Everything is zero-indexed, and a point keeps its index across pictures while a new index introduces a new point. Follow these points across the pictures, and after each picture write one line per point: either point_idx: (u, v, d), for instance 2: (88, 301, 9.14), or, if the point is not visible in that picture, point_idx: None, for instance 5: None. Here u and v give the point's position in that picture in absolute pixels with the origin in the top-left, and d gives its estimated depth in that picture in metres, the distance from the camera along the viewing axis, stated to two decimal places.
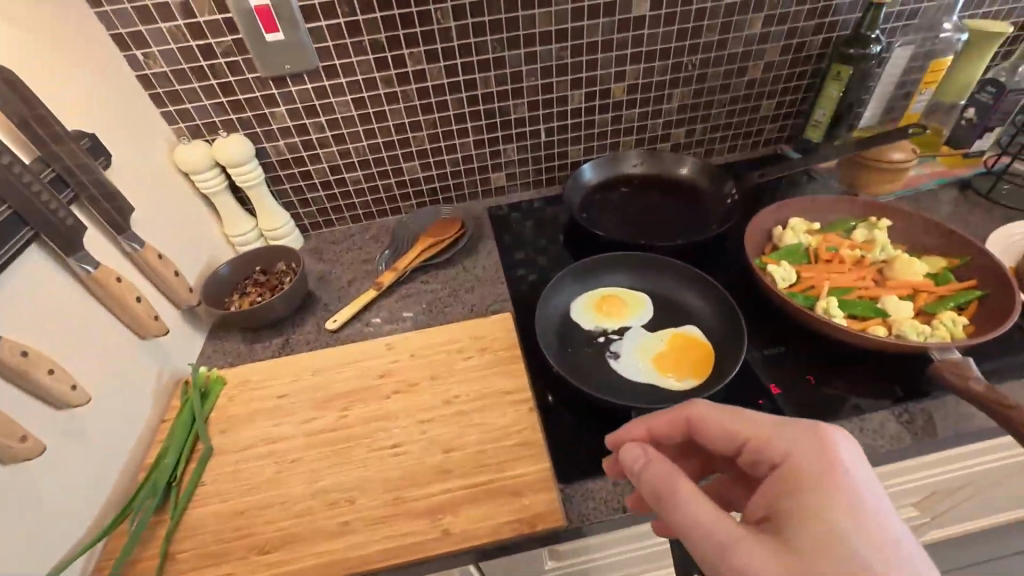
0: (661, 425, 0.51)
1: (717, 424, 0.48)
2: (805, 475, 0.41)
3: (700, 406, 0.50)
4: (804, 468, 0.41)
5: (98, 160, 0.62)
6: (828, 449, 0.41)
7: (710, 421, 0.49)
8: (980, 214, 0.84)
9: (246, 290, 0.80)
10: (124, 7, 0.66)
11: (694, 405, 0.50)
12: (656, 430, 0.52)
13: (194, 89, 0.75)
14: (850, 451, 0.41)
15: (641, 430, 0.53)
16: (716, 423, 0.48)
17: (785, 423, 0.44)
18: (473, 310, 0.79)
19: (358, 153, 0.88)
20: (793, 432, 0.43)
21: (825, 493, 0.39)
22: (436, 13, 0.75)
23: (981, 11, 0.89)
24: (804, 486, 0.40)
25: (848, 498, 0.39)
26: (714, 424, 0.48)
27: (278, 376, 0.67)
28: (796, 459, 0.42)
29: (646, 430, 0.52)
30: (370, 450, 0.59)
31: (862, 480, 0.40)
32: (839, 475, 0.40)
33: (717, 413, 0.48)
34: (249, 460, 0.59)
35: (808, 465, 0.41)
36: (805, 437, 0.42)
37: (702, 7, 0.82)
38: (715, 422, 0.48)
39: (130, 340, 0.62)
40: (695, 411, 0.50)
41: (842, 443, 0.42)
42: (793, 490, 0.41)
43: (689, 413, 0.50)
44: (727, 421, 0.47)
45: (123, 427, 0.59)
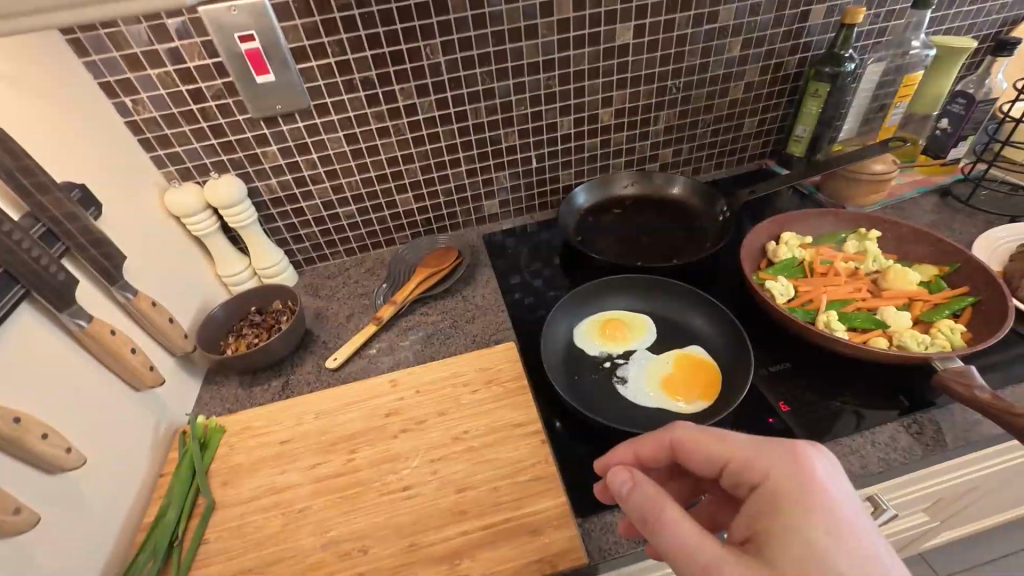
0: (648, 450, 0.50)
1: (698, 445, 0.46)
2: (783, 495, 0.39)
3: (682, 427, 0.48)
4: (783, 488, 0.40)
5: (89, 210, 0.61)
6: (805, 466, 0.40)
7: (691, 443, 0.47)
8: (961, 220, 0.86)
9: (242, 332, 0.78)
10: (113, 56, 0.66)
11: (677, 427, 0.48)
12: (643, 455, 0.50)
13: (184, 132, 0.75)
14: (828, 468, 0.40)
15: (629, 454, 0.51)
16: (696, 445, 0.47)
17: (762, 440, 0.43)
18: (475, 340, 0.79)
19: (350, 187, 0.88)
20: (770, 449, 0.42)
21: (804, 513, 0.38)
22: (425, 49, 0.76)
23: (944, 27, 0.93)
24: (784, 506, 0.39)
25: (826, 518, 0.37)
26: (696, 445, 0.47)
27: (280, 421, 0.66)
28: (774, 479, 0.40)
29: (633, 454, 0.51)
30: (380, 494, 0.57)
31: (840, 497, 0.38)
32: (817, 493, 0.38)
33: (697, 434, 0.47)
34: (255, 513, 0.57)
35: (787, 483, 0.40)
36: (781, 454, 0.41)
37: (682, 33, 0.85)
38: (696, 443, 0.47)
39: (124, 394, 0.60)
40: (678, 433, 0.48)
41: (819, 460, 0.40)
42: (773, 510, 0.39)
43: (672, 435, 0.48)
44: (707, 442, 0.46)
45: (120, 485, 0.57)
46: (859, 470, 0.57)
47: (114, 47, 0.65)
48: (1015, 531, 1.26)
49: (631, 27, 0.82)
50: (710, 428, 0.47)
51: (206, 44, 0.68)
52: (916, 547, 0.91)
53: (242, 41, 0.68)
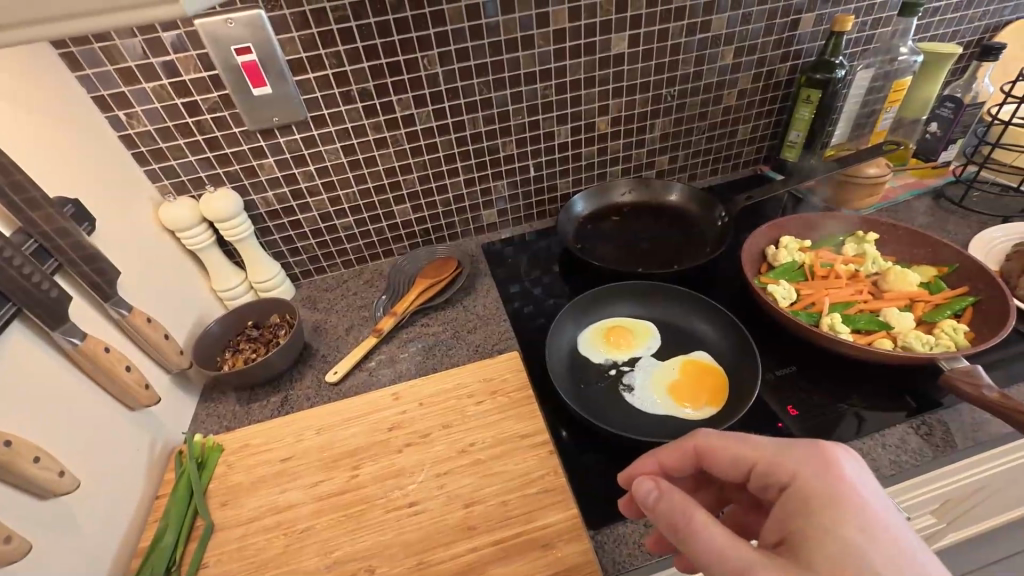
0: (671, 459, 0.49)
1: (723, 451, 0.46)
2: (814, 496, 0.39)
3: (706, 434, 0.47)
4: (812, 488, 0.39)
5: (82, 225, 0.59)
6: (832, 466, 0.40)
7: (716, 449, 0.46)
8: (955, 221, 0.87)
9: (238, 347, 0.77)
10: (107, 70, 0.65)
11: (699, 434, 0.48)
12: (666, 464, 0.49)
13: (179, 146, 0.74)
14: (855, 467, 0.39)
15: (651, 464, 0.50)
16: (720, 451, 0.46)
17: (788, 442, 0.42)
18: (478, 351, 0.78)
19: (348, 199, 0.87)
20: (798, 451, 0.41)
21: (836, 512, 0.37)
22: (422, 60, 0.76)
23: (929, 34, 0.95)
24: (814, 506, 0.38)
25: (860, 516, 0.37)
26: (720, 451, 0.46)
27: (280, 437, 0.64)
28: (803, 480, 0.40)
29: (656, 464, 0.50)
30: (385, 511, 0.56)
31: (870, 495, 0.38)
32: (847, 494, 0.38)
33: (721, 440, 0.46)
34: (256, 534, 0.55)
35: (816, 483, 0.39)
36: (808, 454, 0.41)
37: (676, 42, 0.86)
38: (720, 449, 0.46)
39: (118, 413, 0.58)
40: (701, 440, 0.47)
41: (846, 459, 0.40)
42: (805, 513, 0.39)
43: (695, 442, 0.47)
44: (733, 446, 0.45)
45: (114, 509, 0.55)
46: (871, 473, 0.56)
47: (108, 61, 0.65)
48: None
49: (626, 36, 0.83)
50: (733, 432, 0.47)
51: (202, 57, 0.68)
52: None
53: (238, 54, 0.68)
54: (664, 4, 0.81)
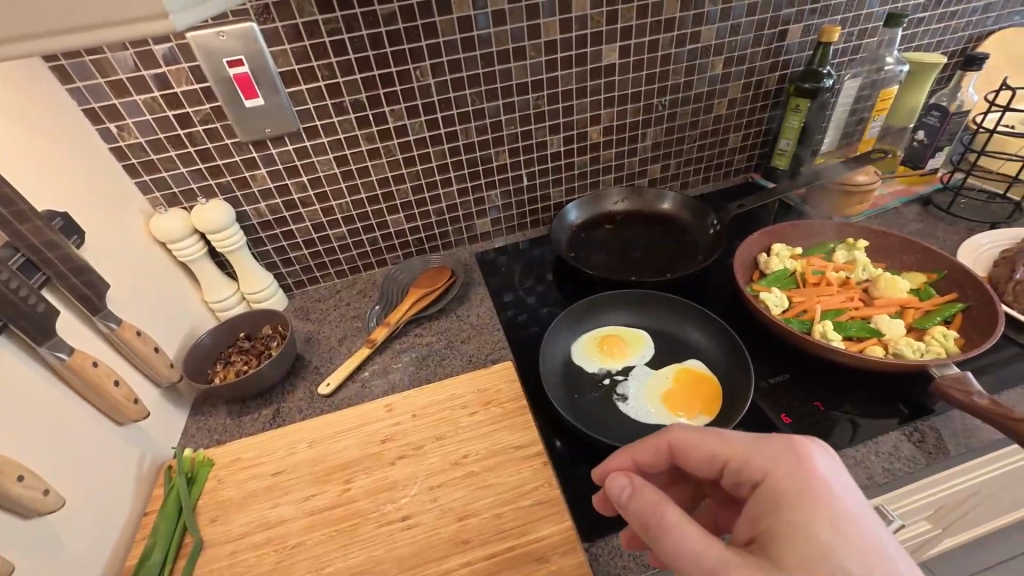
0: (645, 455, 0.49)
1: (697, 446, 0.46)
2: (786, 493, 0.39)
3: (681, 430, 0.47)
4: (785, 484, 0.39)
5: (71, 239, 0.59)
6: (805, 462, 0.39)
7: (691, 445, 0.46)
8: (944, 228, 0.88)
9: (230, 359, 0.76)
10: (99, 82, 0.65)
11: (675, 429, 0.48)
12: (641, 461, 0.49)
13: (171, 157, 0.74)
14: (829, 462, 0.39)
15: (626, 461, 0.50)
16: (695, 447, 0.46)
17: (762, 438, 0.42)
18: (472, 360, 0.77)
19: (341, 209, 0.87)
20: (771, 447, 0.41)
21: (807, 509, 0.37)
22: (415, 71, 0.77)
23: (914, 45, 0.97)
24: (786, 503, 0.38)
25: (831, 513, 0.36)
26: (694, 447, 0.46)
27: (272, 451, 0.63)
28: (775, 477, 0.40)
29: (631, 461, 0.50)
30: (378, 525, 0.55)
31: (841, 490, 0.38)
32: (819, 489, 0.38)
33: (695, 436, 0.46)
34: (246, 551, 0.54)
35: (789, 479, 0.39)
36: (781, 450, 0.41)
37: (667, 52, 0.87)
38: (694, 445, 0.46)
39: (106, 428, 0.57)
40: (676, 435, 0.47)
41: (819, 454, 0.40)
42: (776, 509, 0.38)
43: (670, 438, 0.47)
44: (706, 442, 0.45)
45: (101, 526, 0.54)
46: (865, 480, 0.56)
47: (100, 74, 0.64)
48: None
49: (617, 47, 0.84)
50: (708, 427, 0.47)
51: (193, 69, 0.68)
52: (920, 555, 0.91)
53: (230, 66, 0.68)
54: (654, 15, 0.82)
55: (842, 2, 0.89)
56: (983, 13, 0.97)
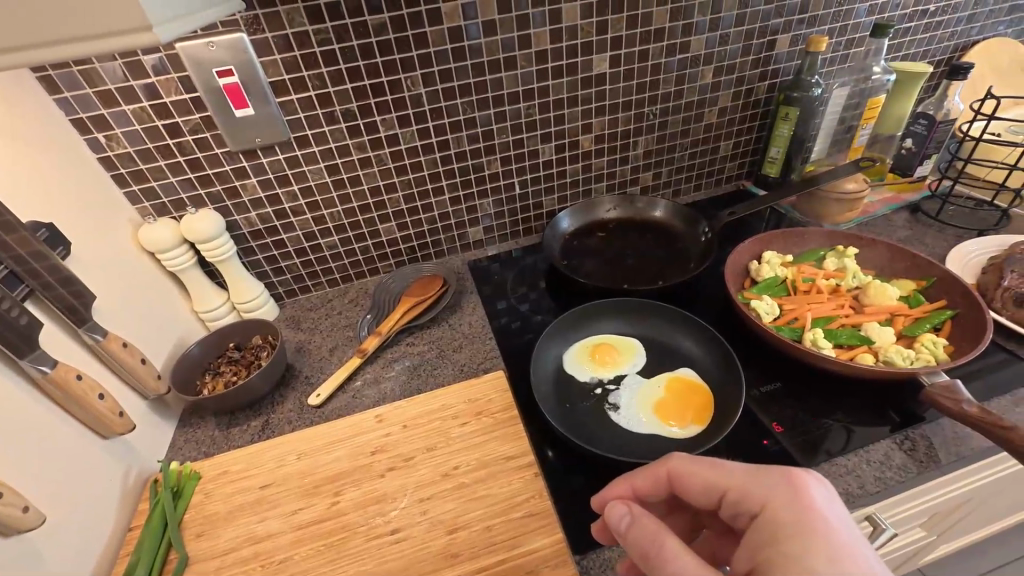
0: (644, 483, 0.48)
1: (695, 476, 0.45)
2: (784, 524, 0.38)
3: (678, 458, 0.47)
4: (783, 516, 0.39)
5: (57, 250, 0.58)
6: (802, 493, 0.39)
7: (689, 474, 0.46)
8: (932, 235, 0.89)
9: (219, 370, 0.75)
10: (87, 93, 0.65)
11: (673, 457, 0.47)
12: (640, 489, 0.48)
13: (160, 167, 0.73)
14: (826, 494, 0.39)
15: (624, 489, 0.49)
16: (693, 477, 0.45)
17: (759, 468, 0.42)
18: (463, 370, 0.77)
19: (333, 218, 0.87)
20: (768, 477, 0.41)
21: (805, 540, 0.37)
22: (406, 81, 0.77)
23: (900, 54, 0.98)
24: (784, 534, 0.38)
25: (829, 545, 0.36)
26: (693, 477, 0.45)
27: (259, 464, 0.62)
28: (773, 508, 0.40)
29: (629, 489, 0.49)
30: (367, 539, 0.54)
31: (839, 523, 0.37)
32: (816, 521, 0.38)
33: (693, 466, 0.46)
34: (232, 567, 0.53)
35: (786, 511, 0.39)
36: (777, 480, 0.40)
37: (657, 62, 0.87)
38: (693, 475, 0.45)
39: (90, 443, 0.56)
40: (675, 463, 0.47)
41: (815, 485, 0.40)
42: (774, 541, 0.38)
43: (669, 466, 0.47)
44: (704, 472, 0.45)
45: (84, 542, 0.53)
46: (857, 490, 0.56)
47: (87, 84, 0.64)
48: (1011, 538, 1.26)
49: (607, 57, 0.85)
50: (706, 457, 0.46)
51: (183, 79, 0.68)
52: (914, 562, 0.91)
53: (220, 76, 0.68)
54: (644, 25, 0.83)
55: (829, 12, 0.90)
56: (968, 22, 0.99)
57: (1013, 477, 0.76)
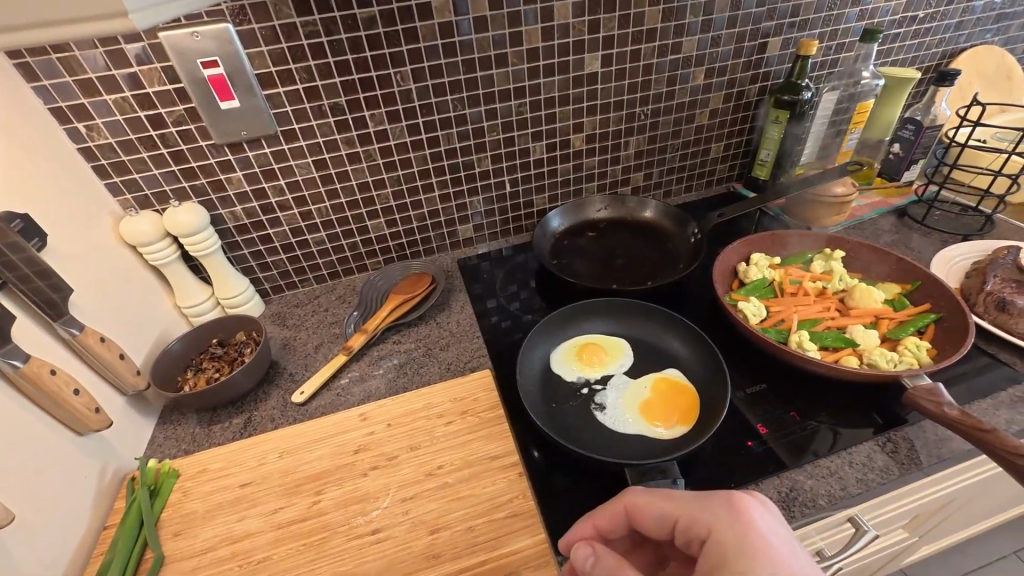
0: (606, 522, 0.47)
1: (651, 508, 0.45)
2: (729, 547, 0.38)
3: (636, 492, 0.47)
4: (728, 539, 0.39)
5: (31, 242, 0.57)
6: (743, 514, 0.40)
7: (646, 506, 0.45)
8: (918, 239, 0.89)
9: (201, 366, 0.74)
10: (66, 81, 0.63)
11: (631, 491, 0.47)
12: (603, 528, 0.48)
13: (142, 158, 0.72)
14: (765, 513, 0.40)
15: (588, 529, 0.48)
16: (648, 509, 0.45)
17: (703, 494, 0.42)
18: (450, 368, 0.76)
19: (320, 214, 0.86)
20: (710, 502, 0.41)
21: (749, 561, 0.37)
22: (396, 76, 0.76)
23: (890, 60, 0.99)
24: (729, 558, 0.38)
25: (771, 563, 0.36)
26: (649, 508, 0.45)
27: (240, 462, 0.61)
28: (717, 532, 0.40)
29: (592, 529, 0.48)
30: (348, 539, 0.53)
31: (779, 541, 0.38)
32: (757, 541, 0.38)
33: (650, 497, 0.45)
34: (208, 567, 0.52)
35: (729, 533, 0.39)
36: (721, 503, 0.41)
37: (648, 62, 0.87)
38: (649, 506, 0.45)
39: (64, 439, 0.55)
40: (632, 497, 0.46)
41: (758, 508, 0.40)
42: (721, 566, 0.38)
43: (627, 500, 0.47)
44: (658, 503, 0.45)
45: (62, 539, 0.52)
46: (840, 491, 0.56)
47: (67, 72, 0.62)
48: (992, 538, 1.28)
49: (599, 56, 0.84)
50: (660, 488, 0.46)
51: (167, 69, 0.66)
52: (897, 563, 0.91)
53: (205, 67, 0.67)
54: (635, 25, 0.82)
55: (820, 16, 0.90)
56: (956, 30, 1.00)
57: (994, 480, 0.77)
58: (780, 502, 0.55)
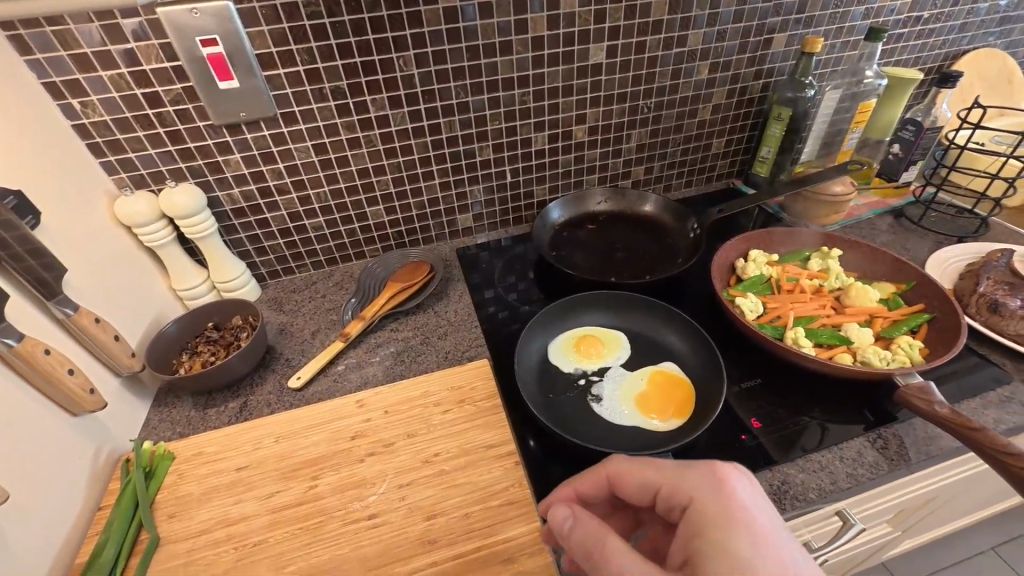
0: (586, 487, 0.48)
1: (633, 476, 0.46)
2: (710, 516, 0.39)
3: (617, 460, 0.47)
4: (710, 508, 0.40)
5: (25, 220, 0.56)
6: (726, 486, 0.40)
7: (628, 473, 0.46)
8: (914, 240, 0.90)
9: (196, 350, 0.74)
10: (61, 55, 0.62)
11: (613, 460, 0.47)
12: (583, 492, 0.48)
13: (138, 137, 0.70)
14: (748, 486, 0.40)
15: (568, 492, 0.49)
16: (630, 476, 0.46)
17: (688, 464, 0.43)
18: (448, 357, 0.76)
19: (319, 199, 0.85)
20: (695, 474, 0.42)
21: (729, 531, 0.38)
22: (398, 60, 0.75)
23: (893, 60, 0.99)
24: (710, 527, 0.39)
25: (749, 534, 0.37)
26: (631, 476, 0.46)
27: (236, 445, 0.61)
28: (699, 501, 0.40)
29: (573, 492, 0.49)
30: (344, 523, 0.53)
31: (759, 512, 0.38)
32: (738, 512, 0.38)
33: (632, 465, 0.46)
34: (204, 549, 0.52)
35: (711, 503, 0.40)
36: (704, 474, 0.41)
37: (653, 55, 0.87)
38: (630, 474, 0.46)
39: (58, 419, 0.55)
40: (615, 465, 0.47)
41: (740, 480, 0.40)
42: (701, 534, 0.39)
43: (609, 469, 0.47)
44: (641, 471, 0.45)
45: (55, 519, 0.52)
46: (829, 485, 0.57)
47: (62, 46, 0.61)
48: (974, 533, 1.31)
49: (604, 47, 0.84)
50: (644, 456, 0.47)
51: (165, 47, 0.65)
52: (880, 557, 0.94)
53: (203, 46, 0.65)
54: (642, 17, 0.82)
55: (826, 13, 0.90)
56: (959, 31, 1.00)
57: (977, 477, 0.79)
58: (772, 495, 0.56)
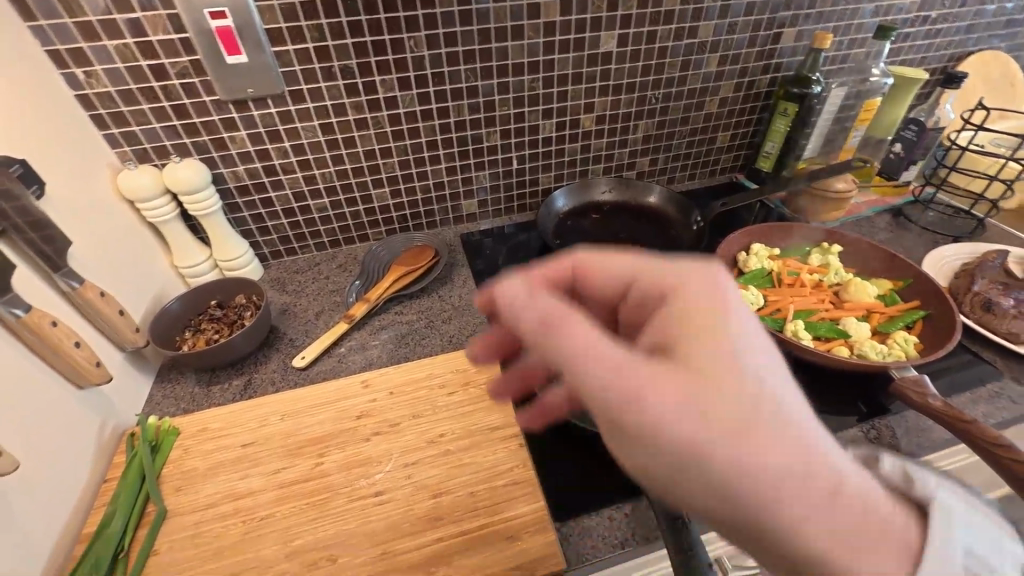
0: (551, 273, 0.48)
1: (605, 269, 0.46)
2: (696, 305, 0.37)
3: (588, 251, 0.47)
4: (694, 296, 0.37)
5: (30, 189, 0.55)
6: (714, 280, 0.38)
7: (599, 267, 0.46)
8: (912, 238, 0.92)
9: (200, 327, 0.74)
10: (65, 23, 0.60)
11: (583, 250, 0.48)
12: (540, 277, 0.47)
13: (143, 110, 0.69)
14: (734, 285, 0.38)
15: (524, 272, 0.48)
16: (602, 266, 0.46)
17: (675, 262, 0.41)
18: (452, 341, 0.76)
19: (324, 179, 0.85)
20: (683, 271, 0.39)
21: (714, 315, 0.36)
22: (409, 41, 0.74)
23: (899, 59, 1.00)
24: (693, 309, 0.36)
25: (733, 320, 0.35)
26: (602, 270, 0.46)
27: (242, 422, 0.62)
28: (683, 291, 0.38)
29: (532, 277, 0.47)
30: (350, 500, 0.54)
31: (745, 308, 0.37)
32: (727, 302, 0.36)
33: (606, 260, 0.46)
34: (211, 521, 0.53)
35: (698, 292, 0.37)
36: (694, 267, 0.39)
37: (663, 45, 0.87)
38: (600, 268, 0.46)
39: (64, 392, 0.55)
40: (585, 257, 0.47)
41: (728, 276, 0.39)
42: (682, 319, 0.36)
43: (578, 260, 0.47)
44: (617, 261, 0.45)
45: (61, 490, 0.52)
46: None
47: (66, 13, 0.60)
48: None
49: (615, 35, 0.83)
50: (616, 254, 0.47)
51: (172, 18, 0.64)
52: None
53: (212, 18, 0.64)
54: (654, 7, 0.81)
55: (836, 10, 0.90)
56: (965, 33, 1.01)
57: None
58: None
